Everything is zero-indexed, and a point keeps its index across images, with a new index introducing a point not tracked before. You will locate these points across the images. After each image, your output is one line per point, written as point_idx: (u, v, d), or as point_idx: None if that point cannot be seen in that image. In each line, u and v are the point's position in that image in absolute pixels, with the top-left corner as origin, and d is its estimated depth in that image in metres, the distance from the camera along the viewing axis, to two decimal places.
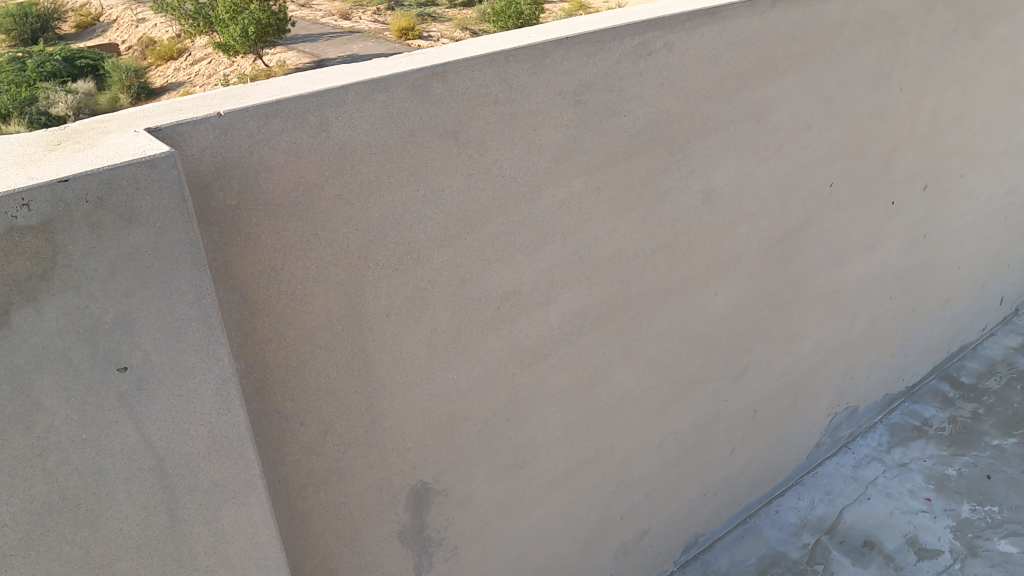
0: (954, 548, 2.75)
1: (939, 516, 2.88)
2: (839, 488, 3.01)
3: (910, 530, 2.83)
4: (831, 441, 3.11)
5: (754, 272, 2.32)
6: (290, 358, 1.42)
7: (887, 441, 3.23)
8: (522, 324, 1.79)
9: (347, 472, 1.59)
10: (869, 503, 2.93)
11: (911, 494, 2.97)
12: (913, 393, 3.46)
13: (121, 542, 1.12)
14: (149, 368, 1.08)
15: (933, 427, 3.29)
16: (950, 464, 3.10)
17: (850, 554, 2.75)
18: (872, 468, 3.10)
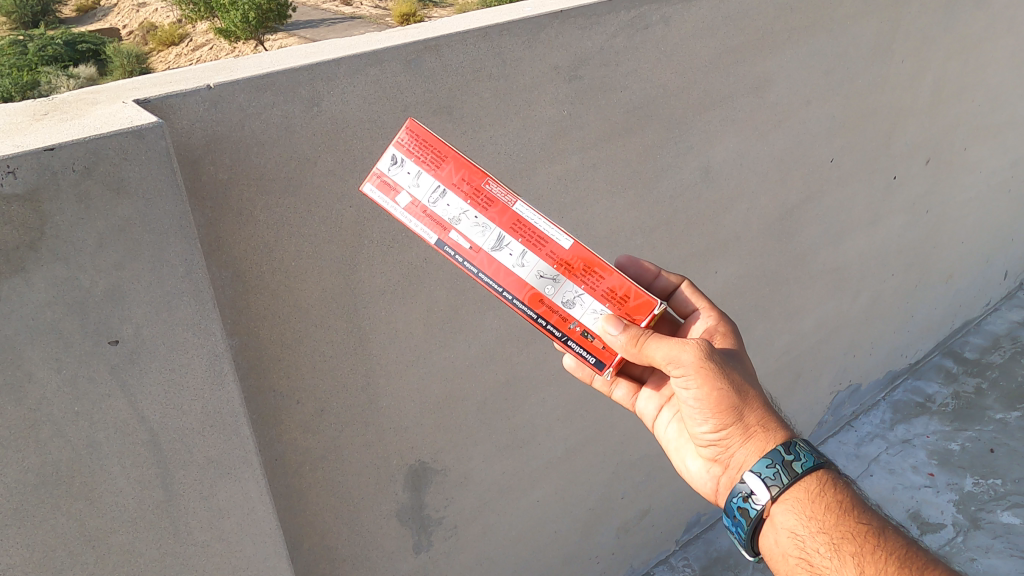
0: (957, 521, 2.75)
1: (941, 491, 2.87)
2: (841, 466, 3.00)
3: (912, 505, 2.82)
4: (835, 419, 3.09)
5: (754, 250, 2.30)
6: (286, 335, 1.42)
7: (890, 418, 3.21)
8: None
9: (345, 450, 1.60)
10: (872, 479, 2.92)
11: (914, 470, 2.96)
12: (917, 369, 3.42)
13: (116, 515, 1.16)
14: (140, 342, 1.10)
15: (936, 403, 3.27)
16: (953, 438, 3.08)
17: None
18: (875, 445, 3.08)
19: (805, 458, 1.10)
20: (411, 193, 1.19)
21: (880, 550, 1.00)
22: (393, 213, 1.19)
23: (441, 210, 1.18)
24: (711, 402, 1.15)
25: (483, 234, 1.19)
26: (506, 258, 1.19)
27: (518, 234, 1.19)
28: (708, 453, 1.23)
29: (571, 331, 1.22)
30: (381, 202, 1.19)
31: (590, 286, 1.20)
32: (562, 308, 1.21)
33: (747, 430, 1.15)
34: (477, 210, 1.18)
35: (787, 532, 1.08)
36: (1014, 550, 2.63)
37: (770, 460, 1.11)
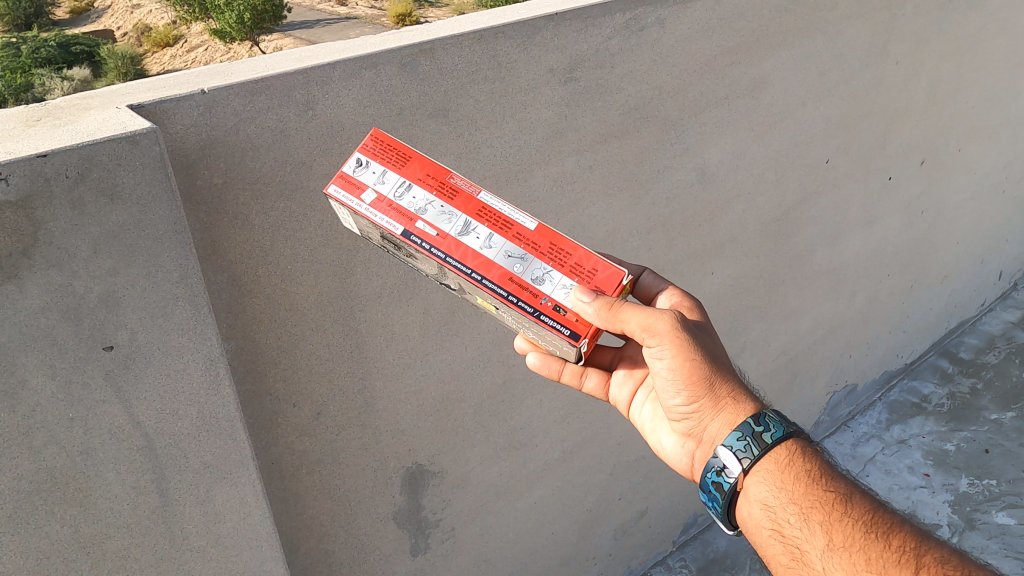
0: (952, 522, 2.76)
1: (937, 491, 2.88)
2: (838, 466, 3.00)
3: (909, 505, 2.83)
4: (831, 419, 3.09)
5: (750, 251, 2.30)
6: (282, 339, 1.42)
7: (886, 418, 3.22)
8: None
9: (341, 454, 1.60)
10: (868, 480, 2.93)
11: (910, 470, 2.97)
12: (913, 369, 3.43)
13: (111, 521, 1.16)
14: (135, 348, 1.10)
15: (932, 403, 3.28)
16: (949, 439, 3.09)
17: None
18: (872, 446, 3.09)
19: (774, 427, 1.06)
20: (376, 189, 1.18)
21: (851, 518, 0.96)
22: (359, 212, 1.17)
23: (405, 202, 1.17)
24: (680, 370, 1.13)
25: (450, 220, 1.16)
26: (471, 240, 1.15)
27: (481, 218, 1.16)
28: (683, 428, 1.22)
29: (543, 307, 1.14)
30: (349, 205, 1.17)
31: (557, 263, 1.15)
32: (531, 285, 1.14)
33: (719, 398, 1.13)
34: (440, 200, 1.18)
35: (759, 505, 1.04)
36: (1009, 551, 2.64)
37: (739, 433, 1.07)
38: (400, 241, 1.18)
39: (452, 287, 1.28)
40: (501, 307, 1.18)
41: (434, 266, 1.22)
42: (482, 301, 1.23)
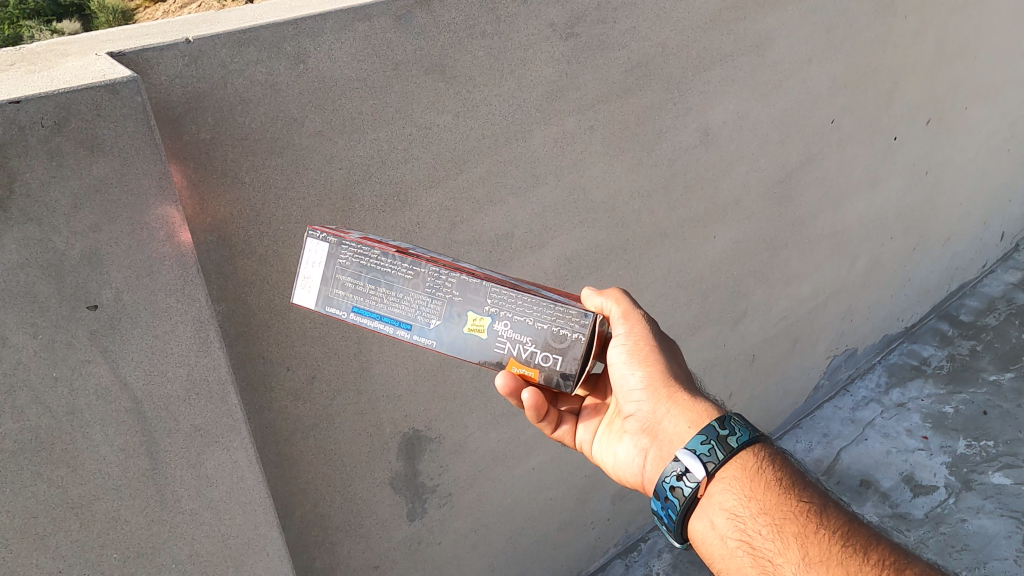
0: (949, 483, 2.71)
1: (935, 453, 2.82)
2: (838, 430, 2.96)
3: (906, 468, 2.78)
4: (831, 383, 3.06)
5: (753, 215, 2.25)
6: (275, 302, 1.38)
7: (885, 381, 3.18)
8: (514, 269, 1.75)
9: (337, 419, 1.58)
10: (867, 444, 2.89)
11: (909, 433, 2.91)
12: (913, 333, 3.40)
13: (100, 484, 1.14)
14: (121, 307, 1.08)
15: (931, 365, 3.23)
16: (947, 401, 3.04)
17: (848, 493, 2.69)
18: (870, 409, 3.05)
19: (741, 432, 1.02)
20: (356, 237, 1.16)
21: (826, 530, 0.93)
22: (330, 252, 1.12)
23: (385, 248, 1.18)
24: (640, 359, 1.14)
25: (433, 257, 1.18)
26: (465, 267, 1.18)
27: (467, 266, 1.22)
28: (639, 429, 1.15)
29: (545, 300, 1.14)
30: (321, 246, 1.12)
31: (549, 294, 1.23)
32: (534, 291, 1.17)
33: (678, 394, 1.11)
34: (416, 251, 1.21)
35: (725, 515, 0.98)
36: (1006, 510, 2.59)
37: (705, 437, 1.03)
38: (380, 271, 1.11)
39: (408, 336, 1.12)
40: (501, 312, 1.11)
41: (411, 304, 1.12)
42: (474, 319, 1.12)
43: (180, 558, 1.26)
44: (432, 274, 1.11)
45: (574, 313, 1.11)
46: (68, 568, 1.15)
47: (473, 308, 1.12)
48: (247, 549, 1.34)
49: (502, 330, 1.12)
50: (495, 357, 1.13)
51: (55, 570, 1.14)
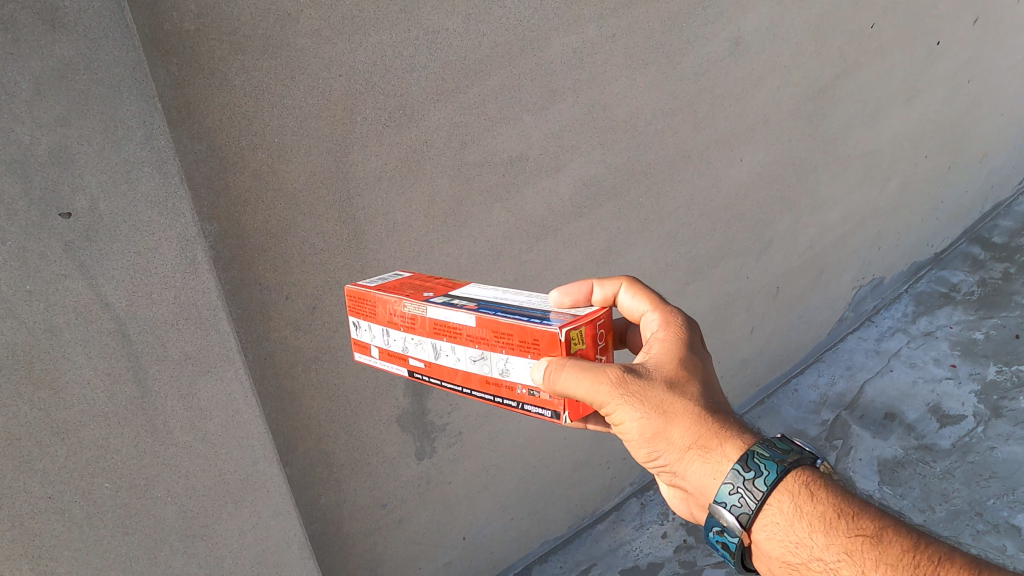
0: (978, 411, 2.52)
1: (963, 382, 2.64)
2: (860, 363, 2.83)
3: (932, 398, 2.60)
4: (855, 315, 2.93)
5: (781, 136, 2.12)
6: (271, 223, 1.27)
7: (912, 311, 3.02)
8: (529, 193, 1.64)
9: (340, 352, 1.48)
10: (892, 375, 2.73)
11: (936, 362, 2.74)
12: (941, 260, 3.23)
13: (86, 410, 1.08)
14: (97, 218, 1.01)
15: (961, 292, 3.05)
16: (978, 327, 2.85)
17: (870, 426, 2.55)
18: (896, 340, 2.90)
19: (768, 471, 0.91)
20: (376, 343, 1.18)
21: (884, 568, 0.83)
22: (377, 365, 1.20)
23: (393, 344, 1.14)
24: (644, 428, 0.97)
25: (423, 349, 1.11)
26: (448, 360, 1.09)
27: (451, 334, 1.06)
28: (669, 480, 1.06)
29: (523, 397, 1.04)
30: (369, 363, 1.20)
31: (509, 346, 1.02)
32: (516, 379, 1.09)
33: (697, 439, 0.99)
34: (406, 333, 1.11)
35: (779, 563, 0.91)
36: None
37: (731, 487, 0.93)
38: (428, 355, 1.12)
39: None
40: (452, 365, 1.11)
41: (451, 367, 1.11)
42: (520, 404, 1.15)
43: (175, 491, 1.22)
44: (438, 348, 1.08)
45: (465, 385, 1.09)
46: (58, 495, 1.10)
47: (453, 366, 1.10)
48: (247, 484, 1.31)
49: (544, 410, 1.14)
50: None
51: (43, 496, 1.08)
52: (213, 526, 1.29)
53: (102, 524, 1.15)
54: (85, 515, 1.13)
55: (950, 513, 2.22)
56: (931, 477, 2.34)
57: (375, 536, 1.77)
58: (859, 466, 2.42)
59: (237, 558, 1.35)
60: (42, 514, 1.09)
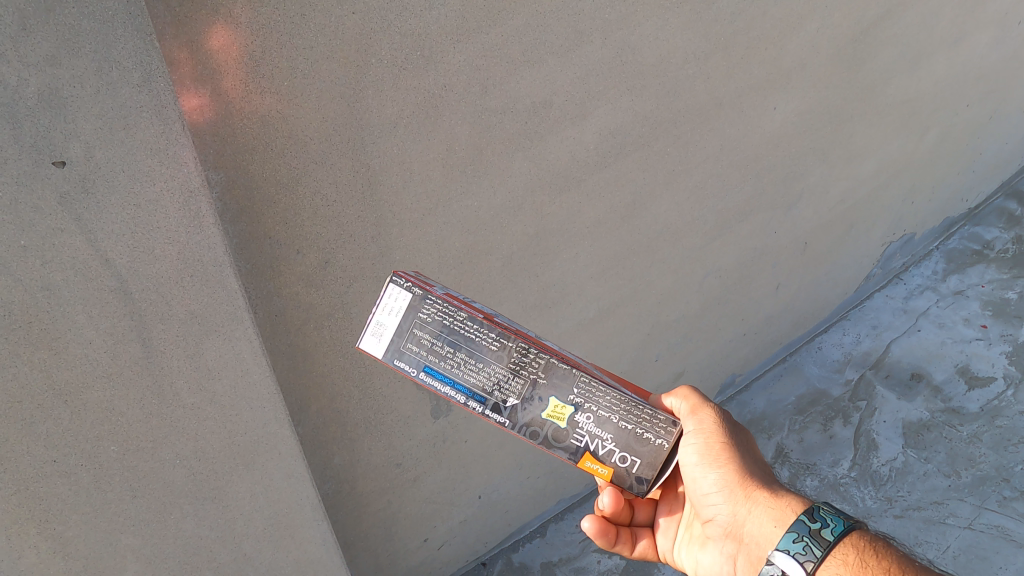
0: (1008, 374, 2.48)
1: (994, 343, 2.58)
2: (887, 322, 2.73)
3: (961, 359, 2.54)
4: (883, 272, 2.81)
5: (819, 81, 2.00)
6: (282, 174, 1.20)
7: (942, 268, 2.91)
8: (552, 143, 1.55)
9: (354, 309, 1.43)
10: (920, 335, 2.64)
11: (966, 322, 2.66)
12: (976, 214, 3.06)
13: (89, 371, 1.03)
14: (93, 167, 0.94)
15: (995, 249, 2.92)
16: (1012, 286, 2.75)
17: (896, 388, 2.50)
18: (925, 299, 2.79)
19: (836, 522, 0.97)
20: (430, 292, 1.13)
21: None
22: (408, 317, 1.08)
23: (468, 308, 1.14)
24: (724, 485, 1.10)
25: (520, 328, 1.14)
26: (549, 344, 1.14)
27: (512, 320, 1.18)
28: (722, 533, 1.14)
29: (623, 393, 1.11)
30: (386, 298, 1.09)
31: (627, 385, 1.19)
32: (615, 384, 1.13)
33: (756, 493, 1.08)
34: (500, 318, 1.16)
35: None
36: None
37: (796, 533, 0.98)
38: (463, 338, 1.08)
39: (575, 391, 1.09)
40: (586, 404, 1.08)
41: (490, 377, 1.08)
42: (556, 406, 1.08)
43: (184, 453, 1.18)
44: (518, 348, 1.08)
45: (661, 418, 1.08)
46: (63, 458, 1.07)
47: (557, 394, 1.08)
48: (258, 447, 1.27)
49: (583, 422, 1.09)
50: (569, 446, 1.09)
51: (49, 460, 1.06)
52: (224, 489, 1.26)
53: (109, 487, 1.13)
54: (92, 479, 1.10)
55: (976, 478, 2.29)
56: (957, 441, 2.36)
57: (390, 494, 1.77)
58: (882, 429, 2.42)
59: (250, 521, 1.33)
60: (47, 477, 1.06)
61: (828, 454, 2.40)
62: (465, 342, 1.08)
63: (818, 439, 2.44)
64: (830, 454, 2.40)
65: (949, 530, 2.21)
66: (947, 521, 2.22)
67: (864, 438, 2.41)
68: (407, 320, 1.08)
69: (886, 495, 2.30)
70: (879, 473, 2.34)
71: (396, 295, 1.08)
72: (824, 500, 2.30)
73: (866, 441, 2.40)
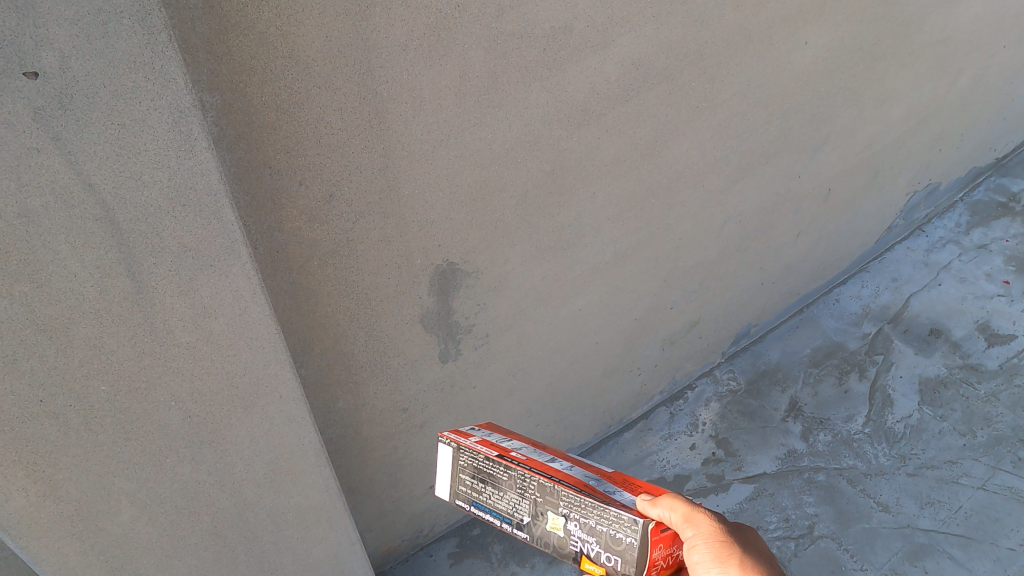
0: None
1: (1017, 300, 2.49)
2: (907, 275, 2.67)
3: (982, 316, 2.47)
4: (905, 223, 2.74)
5: (855, 14, 1.87)
6: (282, 98, 1.10)
7: (966, 220, 2.83)
8: (571, 73, 1.44)
9: (359, 246, 1.35)
10: (940, 289, 2.58)
11: (988, 278, 2.58)
12: (1003, 164, 2.99)
13: (75, 306, 0.96)
14: (70, 81, 0.84)
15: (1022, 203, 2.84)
16: None
17: (914, 343, 2.44)
18: (947, 252, 2.72)
19: None
20: (475, 437, 1.20)
21: None
22: (451, 458, 1.18)
23: (504, 443, 1.19)
24: None
25: (540, 455, 1.16)
26: (555, 463, 1.12)
27: (538, 446, 1.20)
28: None
29: (613, 503, 1.03)
30: (445, 443, 1.18)
31: (628, 488, 1.10)
32: (604, 491, 1.06)
33: None
34: (531, 448, 1.19)
35: None
36: None
37: None
38: (486, 474, 1.12)
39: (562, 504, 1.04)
40: (572, 513, 1.03)
41: (508, 501, 1.11)
42: (552, 520, 1.05)
43: (179, 396, 1.12)
44: (520, 477, 1.09)
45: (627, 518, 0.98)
46: (50, 398, 1.00)
47: (550, 508, 1.05)
48: (256, 388, 1.20)
49: (574, 530, 1.04)
50: (568, 556, 1.05)
51: (35, 400, 0.99)
52: (223, 432, 1.21)
53: (100, 430, 1.07)
54: (82, 420, 1.04)
55: (991, 438, 2.20)
56: (974, 400, 2.28)
57: (396, 440, 1.72)
58: (898, 384, 2.35)
59: (249, 465, 1.28)
60: (34, 418, 1.00)
61: (842, 410, 2.32)
62: (488, 478, 1.12)
63: (832, 393, 2.37)
64: (844, 409, 2.33)
65: (963, 490, 2.10)
66: (960, 481, 2.12)
67: (879, 394, 2.33)
68: (453, 464, 1.17)
69: (899, 453, 2.20)
70: (893, 430, 2.25)
71: (441, 452, 1.19)
72: (837, 456, 2.22)
73: (881, 397, 2.33)
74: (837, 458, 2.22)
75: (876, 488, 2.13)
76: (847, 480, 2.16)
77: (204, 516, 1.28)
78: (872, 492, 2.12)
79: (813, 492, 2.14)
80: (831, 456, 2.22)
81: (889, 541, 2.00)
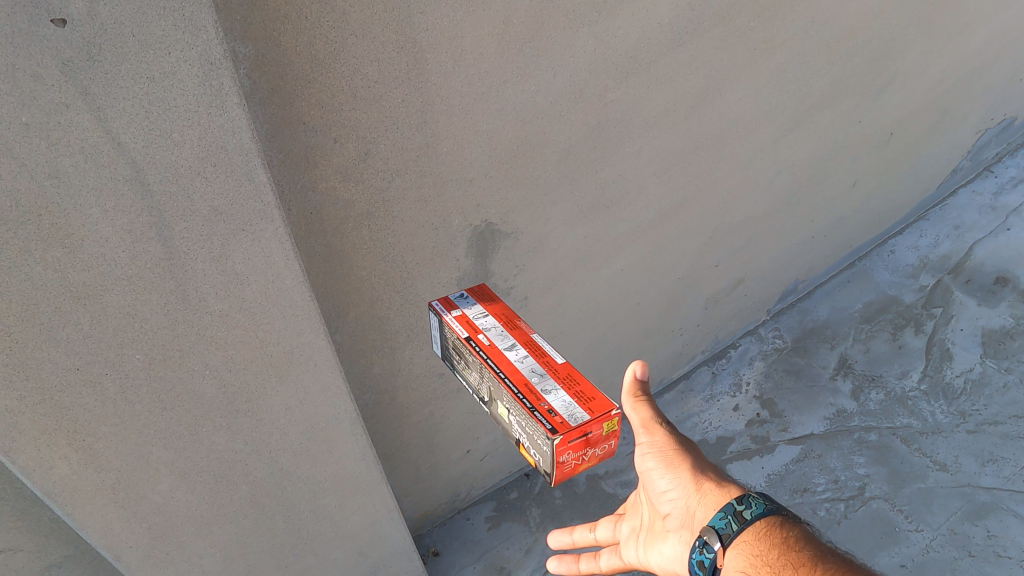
0: None
1: None
2: (971, 221, 2.58)
3: None
4: (970, 166, 2.64)
5: None
6: (319, 51, 1.04)
7: None
8: (622, 18, 1.35)
9: (396, 208, 1.29)
10: (1008, 235, 2.48)
11: None
12: None
13: (107, 272, 0.91)
14: (98, 29, 0.77)
15: None
16: None
17: (976, 293, 2.34)
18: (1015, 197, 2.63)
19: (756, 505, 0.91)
20: (461, 312, 1.28)
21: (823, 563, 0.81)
22: (437, 315, 1.30)
23: (481, 321, 1.25)
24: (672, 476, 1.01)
25: (502, 337, 1.20)
26: (511, 356, 1.16)
27: (507, 326, 1.23)
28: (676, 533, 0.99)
29: (540, 406, 1.07)
30: (434, 308, 1.31)
31: (569, 386, 1.11)
32: (537, 391, 1.10)
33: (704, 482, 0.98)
34: (501, 329, 1.22)
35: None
36: None
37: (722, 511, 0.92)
38: (457, 346, 1.26)
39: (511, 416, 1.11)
40: (515, 421, 1.11)
41: (473, 371, 1.21)
42: (501, 408, 1.16)
43: (214, 364, 1.07)
44: (477, 360, 1.18)
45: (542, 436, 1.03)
46: (87, 367, 0.96)
47: (499, 398, 1.15)
48: (290, 357, 1.15)
49: (517, 430, 1.11)
50: (513, 436, 1.15)
51: (72, 369, 0.95)
52: (258, 402, 1.16)
53: (137, 400, 1.03)
54: (119, 389, 1.01)
55: None
56: None
57: (432, 405, 1.68)
58: (959, 338, 2.26)
59: (284, 435, 1.24)
60: (71, 387, 0.96)
61: (895, 367, 2.26)
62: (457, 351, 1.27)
63: (886, 349, 2.31)
64: (898, 365, 2.26)
65: None
66: None
67: (937, 349, 2.26)
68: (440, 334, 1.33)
69: (958, 409, 2.14)
70: (952, 385, 2.18)
71: (433, 319, 1.33)
72: (890, 414, 2.17)
73: (939, 352, 2.25)
74: (891, 417, 2.17)
75: (933, 447, 2.08)
76: (901, 439, 2.12)
77: (241, 485, 1.25)
78: (928, 451, 2.07)
79: (863, 452, 2.10)
80: (884, 414, 2.17)
81: (948, 500, 1.96)
